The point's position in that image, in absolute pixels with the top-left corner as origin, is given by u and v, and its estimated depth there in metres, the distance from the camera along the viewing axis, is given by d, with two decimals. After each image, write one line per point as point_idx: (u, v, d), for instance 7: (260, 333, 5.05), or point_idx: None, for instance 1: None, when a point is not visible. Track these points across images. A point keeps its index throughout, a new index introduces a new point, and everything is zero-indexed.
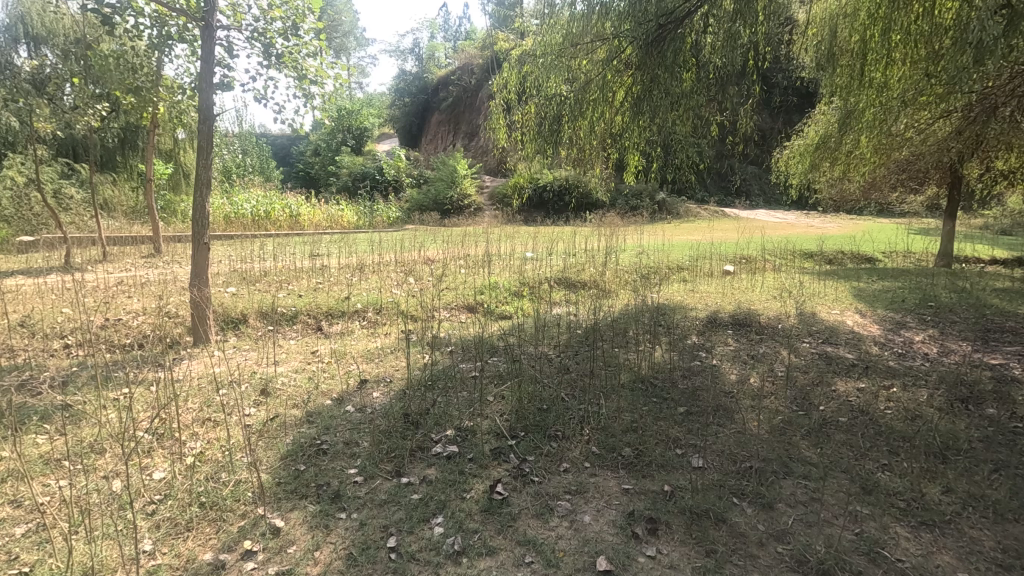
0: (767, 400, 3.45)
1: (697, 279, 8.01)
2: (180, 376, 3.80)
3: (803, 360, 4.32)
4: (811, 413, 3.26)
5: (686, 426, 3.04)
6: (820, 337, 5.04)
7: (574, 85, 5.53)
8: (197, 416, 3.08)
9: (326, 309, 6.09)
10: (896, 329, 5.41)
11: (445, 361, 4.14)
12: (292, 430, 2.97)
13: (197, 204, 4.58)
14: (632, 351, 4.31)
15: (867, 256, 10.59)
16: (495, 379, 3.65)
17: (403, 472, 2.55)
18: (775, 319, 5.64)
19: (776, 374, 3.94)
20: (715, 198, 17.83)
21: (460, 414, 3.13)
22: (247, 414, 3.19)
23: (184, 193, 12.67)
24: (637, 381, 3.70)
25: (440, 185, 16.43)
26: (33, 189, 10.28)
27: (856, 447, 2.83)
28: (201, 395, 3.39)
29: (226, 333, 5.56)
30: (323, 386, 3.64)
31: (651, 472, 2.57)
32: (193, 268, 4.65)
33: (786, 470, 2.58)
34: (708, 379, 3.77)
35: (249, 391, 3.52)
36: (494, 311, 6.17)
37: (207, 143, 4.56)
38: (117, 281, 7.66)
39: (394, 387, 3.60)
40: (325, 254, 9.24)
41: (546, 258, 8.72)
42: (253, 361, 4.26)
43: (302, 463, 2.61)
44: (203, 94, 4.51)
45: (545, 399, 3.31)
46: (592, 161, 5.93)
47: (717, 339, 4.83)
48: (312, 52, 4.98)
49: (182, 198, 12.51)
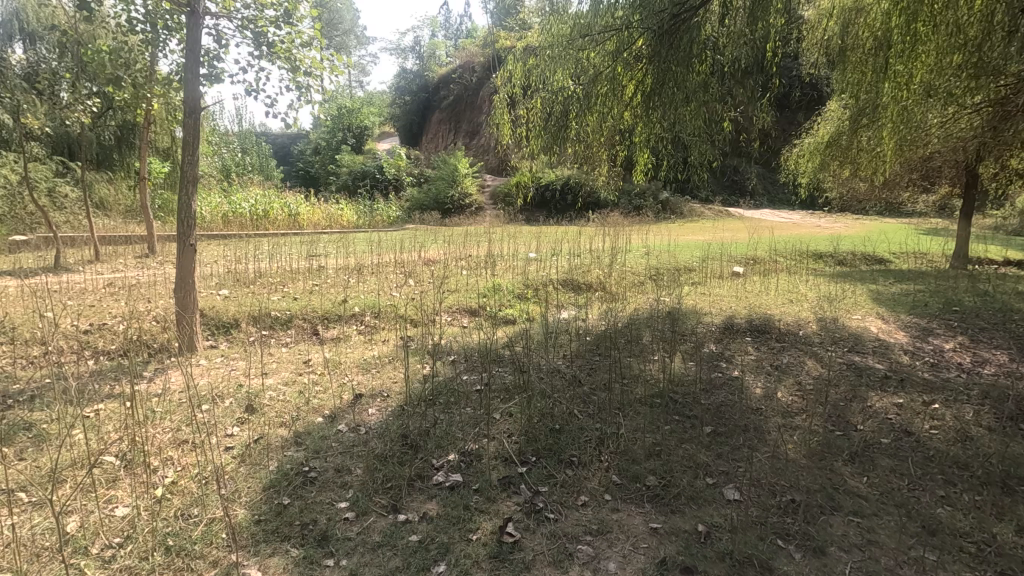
0: (799, 418, 3.16)
1: (708, 281, 7.73)
2: (161, 390, 3.53)
3: (831, 371, 4.02)
4: (850, 433, 2.96)
5: (714, 449, 2.75)
6: (845, 345, 4.74)
7: (582, 78, 5.22)
8: (173, 437, 2.80)
9: (323, 313, 5.80)
10: (924, 338, 5.12)
11: (446, 372, 3.86)
12: (277, 454, 2.67)
13: (181, 203, 4.29)
14: (648, 362, 4.02)
15: (879, 258, 10.29)
16: (502, 394, 3.37)
17: (400, 508, 2.26)
18: (794, 325, 5.34)
19: (805, 388, 3.64)
20: (720, 197, 17.56)
21: (465, 435, 2.84)
22: (230, 434, 2.90)
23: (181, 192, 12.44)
24: (655, 395, 3.40)
25: (441, 184, 16.15)
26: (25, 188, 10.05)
27: (907, 475, 2.54)
28: (181, 412, 3.11)
29: (217, 338, 5.29)
30: (315, 401, 3.35)
31: (680, 507, 2.28)
32: (177, 270, 4.37)
33: (832, 504, 2.29)
34: (732, 394, 3.47)
35: (233, 408, 3.23)
36: (498, 315, 5.89)
37: (192, 137, 4.26)
38: (108, 282, 7.42)
39: (391, 403, 3.30)
40: (323, 254, 8.99)
41: (551, 259, 8.40)
42: (239, 372, 3.97)
43: (287, 496, 2.31)
44: (189, 86, 4.21)
45: (557, 418, 3.03)
46: (601, 161, 5.64)
47: (736, 348, 4.54)
48: (306, 42, 4.68)
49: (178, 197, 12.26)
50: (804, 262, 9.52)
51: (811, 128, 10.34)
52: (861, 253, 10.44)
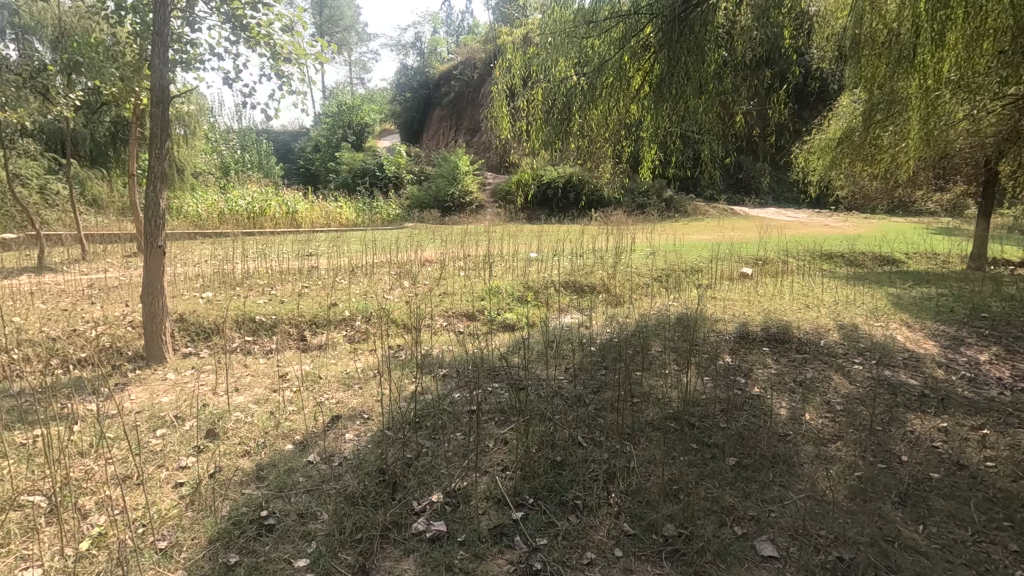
0: (833, 446, 2.79)
1: (716, 283, 7.36)
2: (116, 409, 3.17)
3: (862, 388, 3.65)
4: (895, 468, 2.59)
5: (740, 487, 2.39)
6: (873, 357, 4.36)
7: (585, 68, 4.84)
8: (116, 471, 2.45)
9: (311, 317, 5.42)
10: (956, 348, 4.73)
11: (436, 388, 3.50)
12: (233, 493, 2.33)
13: (149, 201, 3.91)
14: (658, 378, 3.64)
15: (894, 259, 9.88)
16: (496, 418, 2.99)
17: (369, 569, 1.91)
18: (814, 333, 4.96)
19: (835, 409, 3.27)
20: (726, 196, 17.16)
21: (452, 470, 2.48)
22: (182, 465, 2.55)
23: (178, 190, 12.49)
24: (668, 419, 3.02)
25: (440, 181, 15.75)
26: (17, 185, 9.84)
27: (970, 523, 2.18)
28: (131, 439, 2.76)
29: (196, 346, 4.95)
30: (286, 424, 2.99)
31: (705, 567, 1.93)
32: (143, 276, 4.00)
33: (888, 564, 1.94)
34: (756, 417, 3.10)
35: (193, 432, 2.86)
36: (497, 321, 5.53)
37: (160, 128, 3.84)
38: (91, 283, 7.09)
39: (371, 428, 2.94)
40: (315, 254, 8.62)
41: (553, 259, 8.01)
42: (208, 387, 3.60)
43: (235, 553, 1.96)
44: (157, 72, 3.80)
45: (558, 448, 2.65)
46: (605, 157, 5.27)
47: (754, 361, 4.16)
48: (287, 26, 4.28)
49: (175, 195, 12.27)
50: (814, 263, 9.13)
51: (821, 124, 9.91)
52: (874, 253, 10.04)
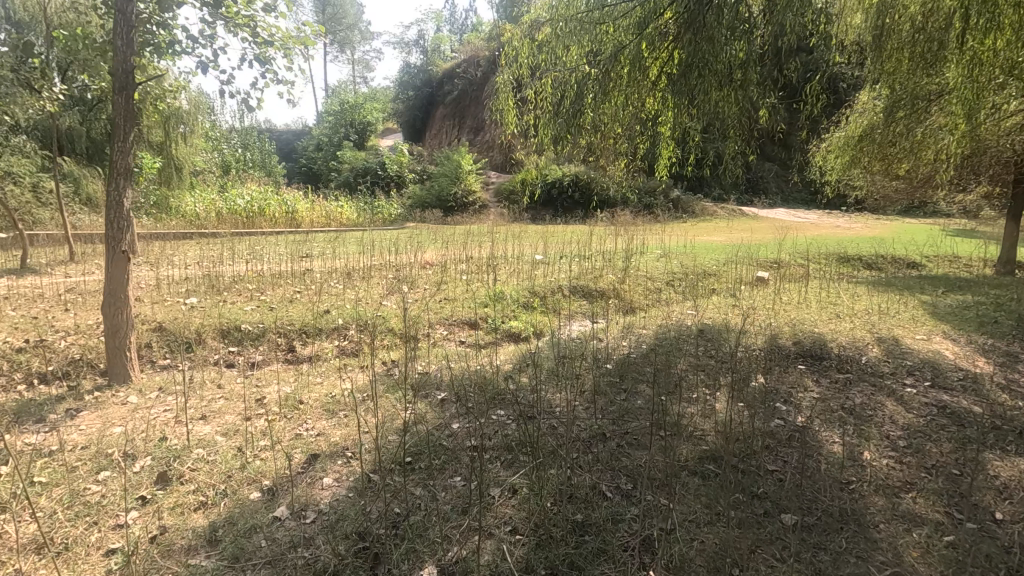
0: (908, 498, 2.31)
1: (735, 288, 6.88)
2: (60, 444, 2.72)
3: (923, 418, 3.16)
4: (991, 529, 2.12)
5: (806, 558, 1.93)
6: (924, 378, 3.86)
7: (601, 54, 4.36)
8: (36, 535, 2.00)
9: (299, 326, 4.95)
10: (1012, 366, 4.23)
11: (433, 414, 3.03)
12: (175, 565, 1.88)
13: (111, 201, 3.43)
14: (688, 404, 3.16)
15: (917, 262, 9.38)
16: (503, 458, 2.52)
17: None
18: (852, 347, 4.48)
19: (897, 445, 2.80)
20: (736, 195, 16.65)
21: (451, 532, 2.02)
22: (122, 524, 2.10)
23: (177, 188, 12.15)
24: (705, 460, 2.55)
25: (443, 180, 15.27)
26: (11, 179, 9.43)
27: None
28: (66, 486, 2.31)
29: (172, 359, 4.48)
30: (256, 464, 2.53)
31: None
32: (104, 286, 3.52)
33: None
34: (808, 456, 2.63)
35: (141, 476, 2.41)
36: (502, 330, 5.06)
37: (122, 120, 3.37)
38: (72, 286, 6.65)
39: (357, 469, 2.49)
40: (311, 256, 8.17)
41: (560, 262, 7.54)
42: (173, 414, 3.13)
43: None
44: (119, 56, 3.32)
45: (578, 501, 2.20)
46: (622, 153, 4.79)
47: (792, 381, 3.67)
48: (269, 5, 3.79)
49: (175, 193, 12.01)
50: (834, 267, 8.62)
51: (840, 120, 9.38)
52: (895, 256, 9.53)
